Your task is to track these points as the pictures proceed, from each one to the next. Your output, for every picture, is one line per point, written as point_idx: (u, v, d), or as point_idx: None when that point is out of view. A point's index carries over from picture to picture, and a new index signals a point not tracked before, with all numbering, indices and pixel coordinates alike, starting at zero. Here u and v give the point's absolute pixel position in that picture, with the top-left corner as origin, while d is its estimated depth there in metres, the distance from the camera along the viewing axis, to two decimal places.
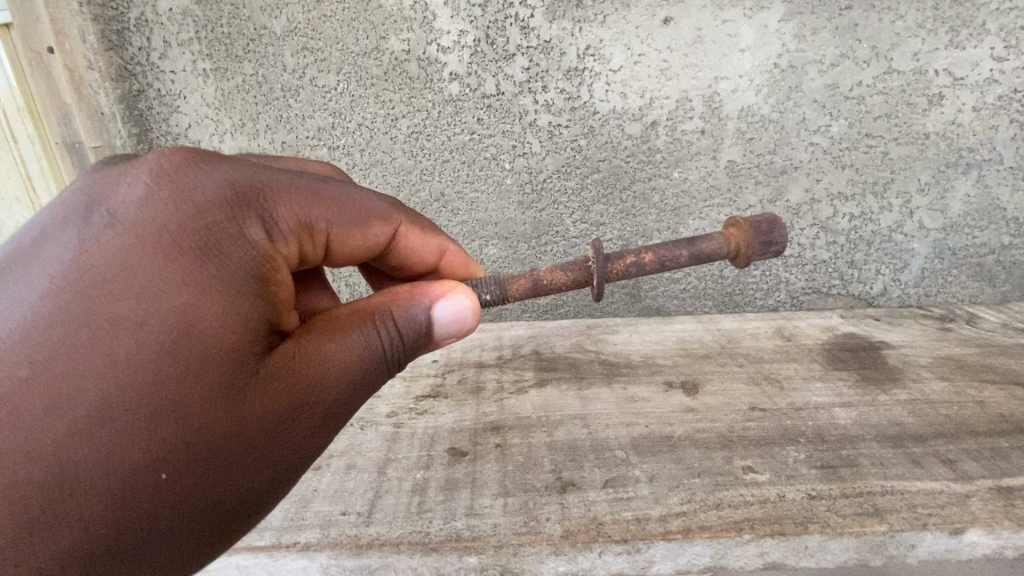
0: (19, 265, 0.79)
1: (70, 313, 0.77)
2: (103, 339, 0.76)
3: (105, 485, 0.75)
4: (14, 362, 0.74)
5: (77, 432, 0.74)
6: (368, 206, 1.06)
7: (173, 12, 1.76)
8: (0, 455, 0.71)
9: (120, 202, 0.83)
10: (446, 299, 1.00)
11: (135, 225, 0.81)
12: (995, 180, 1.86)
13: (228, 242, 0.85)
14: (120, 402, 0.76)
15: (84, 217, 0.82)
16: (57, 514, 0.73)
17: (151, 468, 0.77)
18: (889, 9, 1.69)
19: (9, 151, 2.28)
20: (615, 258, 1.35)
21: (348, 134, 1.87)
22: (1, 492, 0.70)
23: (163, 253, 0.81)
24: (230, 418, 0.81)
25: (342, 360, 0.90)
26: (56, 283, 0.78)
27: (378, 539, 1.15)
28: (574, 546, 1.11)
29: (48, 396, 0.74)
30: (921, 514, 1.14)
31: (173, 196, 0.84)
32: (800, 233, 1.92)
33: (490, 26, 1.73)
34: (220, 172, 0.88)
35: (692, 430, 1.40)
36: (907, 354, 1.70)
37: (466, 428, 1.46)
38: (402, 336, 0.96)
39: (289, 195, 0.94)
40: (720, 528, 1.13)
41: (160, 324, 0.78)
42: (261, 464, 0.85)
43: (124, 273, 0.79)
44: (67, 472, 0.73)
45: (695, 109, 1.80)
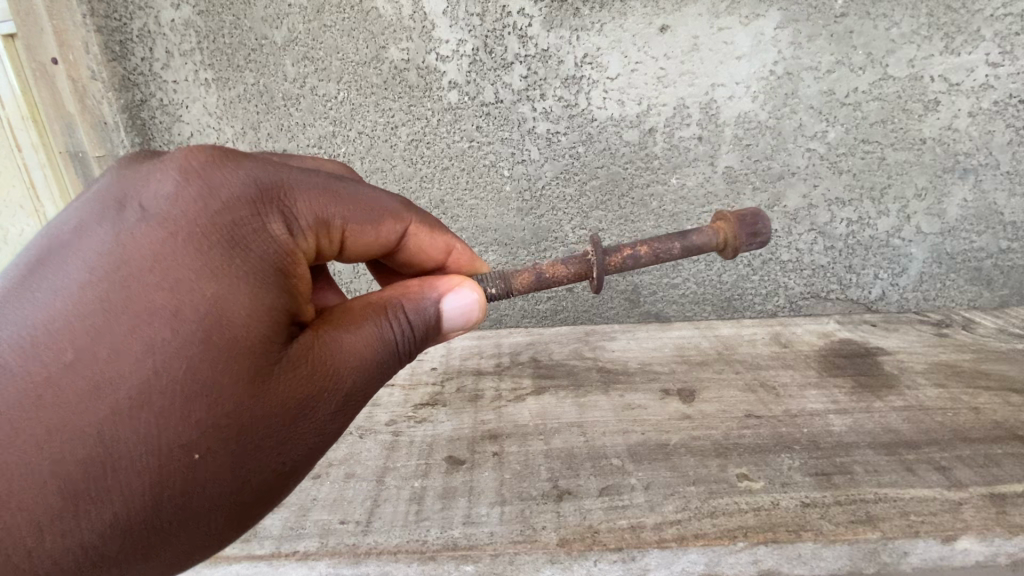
0: (57, 255, 0.81)
1: (106, 302, 0.78)
2: (139, 327, 0.78)
3: (143, 465, 0.78)
4: (56, 348, 0.76)
5: (116, 414, 0.77)
6: (381, 204, 1.06)
7: (176, 23, 1.79)
8: (48, 433, 0.74)
9: (151, 196, 0.85)
10: (454, 292, 1.01)
11: (167, 219, 0.84)
12: (992, 185, 1.87)
13: (253, 237, 0.87)
14: (155, 387, 0.78)
15: (117, 210, 0.84)
16: (98, 489, 0.77)
17: (186, 449, 0.80)
18: (884, 16, 1.71)
19: (14, 158, 2.31)
20: (614, 249, 1.36)
21: (348, 142, 1.89)
22: (50, 467, 0.74)
23: (194, 246, 0.83)
24: (256, 403, 0.83)
25: (357, 349, 0.92)
26: (92, 272, 0.80)
27: (376, 548, 1.17)
28: (570, 554, 1.13)
29: (89, 381, 0.76)
30: (914, 522, 1.15)
31: (202, 192, 0.86)
32: (798, 239, 1.94)
33: (489, 34, 1.75)
34: (244, 170, 0.90)
35: (687, 438, 1.41)
36: (904, 361, 1.71)
37: (465, 435, 1.47)
38: (413, 327, 0.97)
39: (307, 193, 0.95)
40: (714, 536, 1.14)
41: (192, 312, 0.80)
42: (284, 447, 0.88)
43: (158, 265, 0.81)
44: (108, 451, 0.77)
45: (692, 116, 1.82)
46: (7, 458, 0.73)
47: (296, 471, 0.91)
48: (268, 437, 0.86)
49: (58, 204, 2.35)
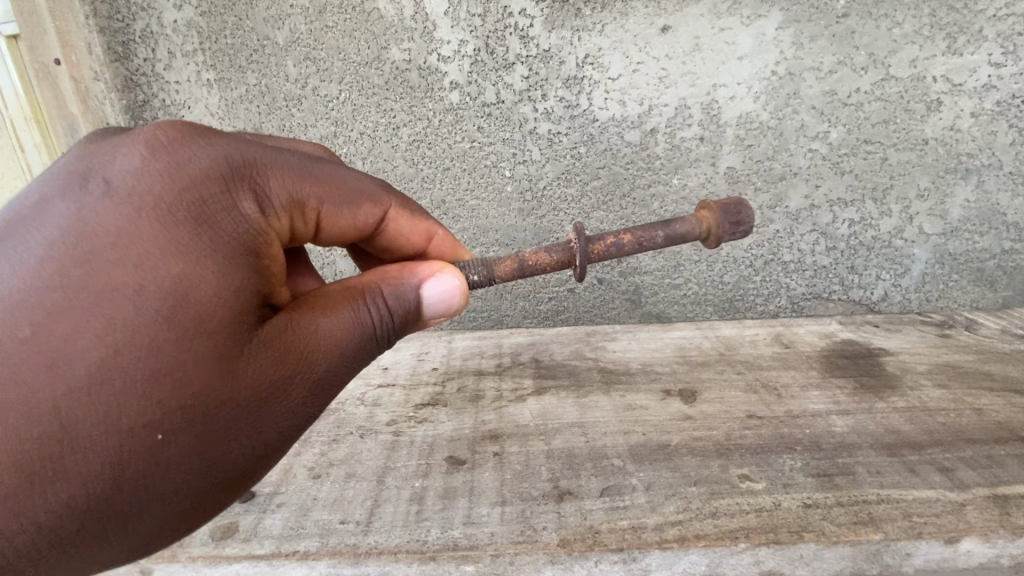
0: (19, 229, 0.82)
1: (66, 279, 0.79)
2: (101, 304, 0.79)
3: (105, 441, 0.78)
4: (16, 324, 0.77)
5: (78, 391, 0.77)
6: (359, 188, 1.07)
7: (178, 24, 1.80)
8: (5, 410, 0.74)
9: (115, 171, 0.84)
10: (434, 278, 1.02)
11: (131, 194, 0.83)
12: (995, 185, 1.86)
13: (221, 215, 0.87)
14: (116, 365, 0.78)
15: (80, 184, 0.84)
16: (59, 467, 0.77)
17: (148, 428, 0.80)
18: (886, 16, 1.71)
19: (17, 159, 2.32)
20: (596, 240, 1.36)
21: (350, 143, 1.89)
22: (8, 443, 0.75)
23: (159, 222, 0.83)
24: (224, 383, 0.83)
25: (333, 333, 0.92)
26: (53, 248, 0.80)
27: (376, 548, 1.16)
28: (571, 554, 1.12)
29: (50, 356, 0.76)
30: (917, 523, 1.14)
31: (169, 167, 0.86)
32: (800, 240, 1.93)
33: (489, 35, 1.75)
34: (213, 147, 0.89)
35: (689, 438, 1.41)
36: (906, 361, 1.71)
37: (465, 436, 1.47)
38: (391, 312, 0.97)
39: (280, 172, 0.95)
40: (716, 537, 1.13)
41: (157, 290, 0.80)
42: (255, 428, 0.88)
43: (120, 240, 0.81)
44: (69, 428, 0.77)
45: (694, 116, 1.82)
46: None
47: (268, 453, 0.91)
48: (241, 418, 0.86)
49: None
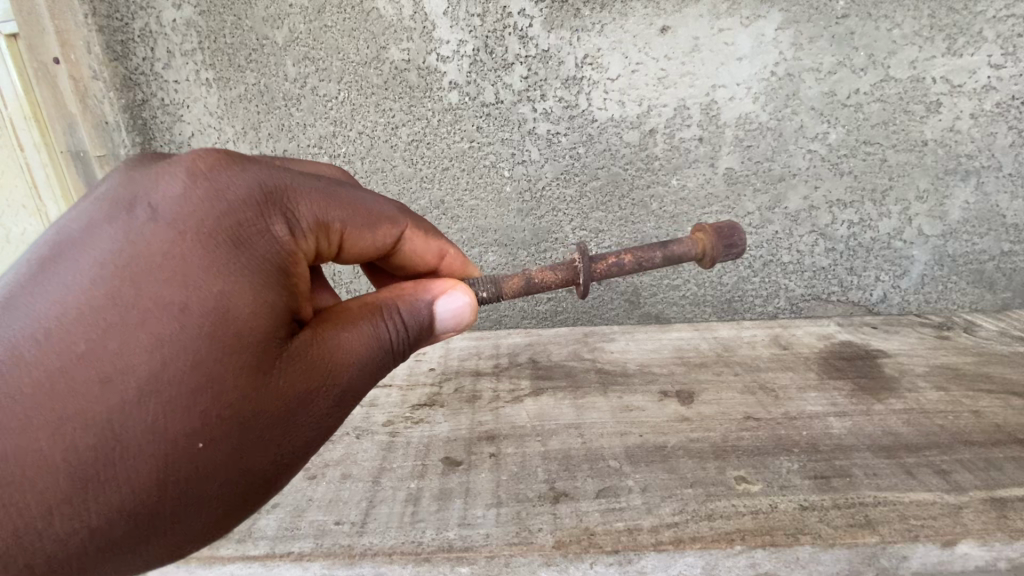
0: (66, 253, 0.81)
1: (115, 299, 0.78)
2: (147, 322, 0.78)
3: (149, 451, 0.78)
4: (69, 342, 0.76)
5: (127, 403, 0.77)
6: (378, 209, 1.06)
7: (177, 22, 1.80)
8: (62, 419, 0.75)
9: (158, 197, 0.84)
10: (447, 295, 1.02)
11: (174, 219, 0.83)
12: (994, 187, 1.86)
13: (258, 237, 0.87)
14: (163, 378, 0.78)
15: (125, 208, 0.83)
16: (108, 475, 0.77)
17: (190, 439, 0.80)
18: (886, 17, 1.70)
19: (15, 158, 2.31)
20: (601, 259, 1.38)
21: (348, 142, 1.89)
22: (62, 453, 0.75)
23: (200, 244, 0.82)
24: (257, 394, 0.83)
25: (353, 348, 0.92)
26: (101, 269, 0.79)
27: (370, 549, 1.16)
28: (566, 556, 1.12)
29: (97, 372, 0.76)
30: (913, 526, 1.14)
31: (208, 193, 0.86)
32: (799, 241, 1.93)
33: (489, 35, 1.74)
34: (249, 173, 0.90)
35: (686, 440, 1.40)
36: (904, 363, 1.70)
37: (462, 437, 1.47)
38: (407, 328, 0.97)
39: (309, 197, 0.95)
40: (712, 539, 1.13)
41: (200, 308, 0.80)
42: (282, 437, 0.87)
43: (166, 262, 0.81)
44: (115, 438, 0.77)
45: (692, 117, 1.81)
46: (24, 442, 0.74)
47: (293, 464, 0.91)
48: (268, 429, 0.85)
49: (61, 205, 2.37)
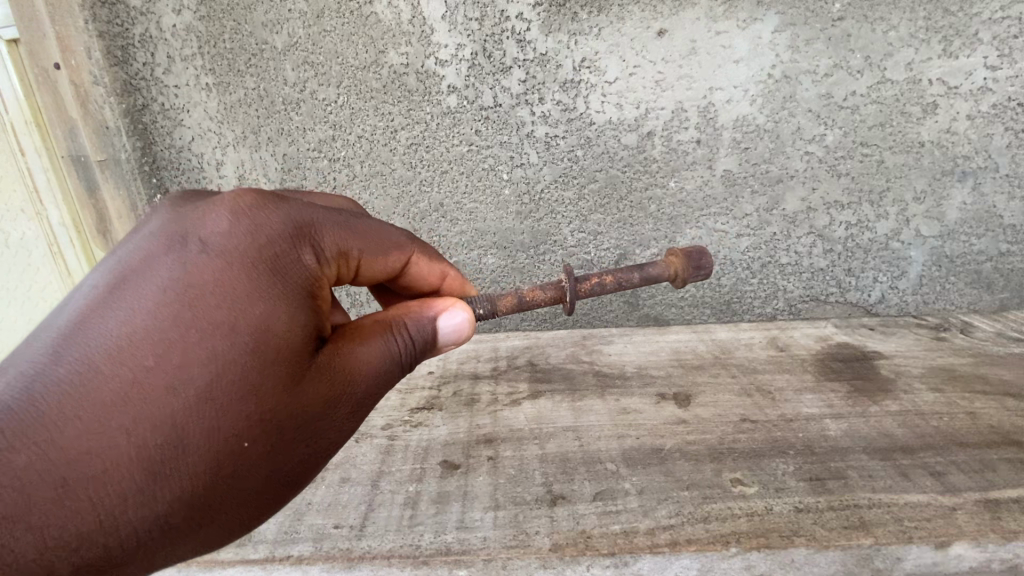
0: (128, 278, 0.84)
1: (176, 318, 0.82)
2: (203, 339, 0.81)
3: (201, 451, 0.80)
4: (133, 357, 0.79)
5: (188, 408, 0.79)
6: (391, 236, 1.08)
7: (177, 28, 1.81)
8: (129, 420, 0.77)
9: (211, 230, 0.89)
10: (447, 311, 1.02)
11: (225, 249, 0.87)
12: (991, 188, 1.87)
13: (291, 264, 0.90)
14: (218, 387, 0.81)
15: (180, 240, 0.88)
16: (169, 472, 0.79)
17: (236, 440, 0.82)
18: (882, 19, 1.71)
19: (17, 161, 2.32)
20: (583, 279, 1.39)
21: (348, 146, 1.90)
22: (131, 450, 0.77)
23: (248, 271, 0.86)
24: (289, 400, 0.85)
25: (365, 362, 0.92)
26: (163, 291, 0.83)
27: (368, 552, 1.17)
28: (562, 559, 1.13)
29: (158, 384, 0.79)
30: (908, 528, 1.15)
31: (252, 227, 0.90)
32: (797, 242, 1.94)
33: (487, 39, 1.75)
34: (285, 208, 0.94)
35: (682, 442, 1.41)
36: (900, 364, 1.71)
37: (460, 440, 1.48)
38: (413, 342, 0.98)
39: (333, 228, 0.98)
40: (707, 541, 1.13)
41: (249, 325, 0.83)
42: (306, 443, 0.89)
43: (219, 287, 0.84)
44: (172, 441, 0.78)
45: (690, 119, 1.82)
46: (97, 442, 0.76)
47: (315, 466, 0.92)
48: (292, 436, 0.87)
49: (62, 208, 2.39)
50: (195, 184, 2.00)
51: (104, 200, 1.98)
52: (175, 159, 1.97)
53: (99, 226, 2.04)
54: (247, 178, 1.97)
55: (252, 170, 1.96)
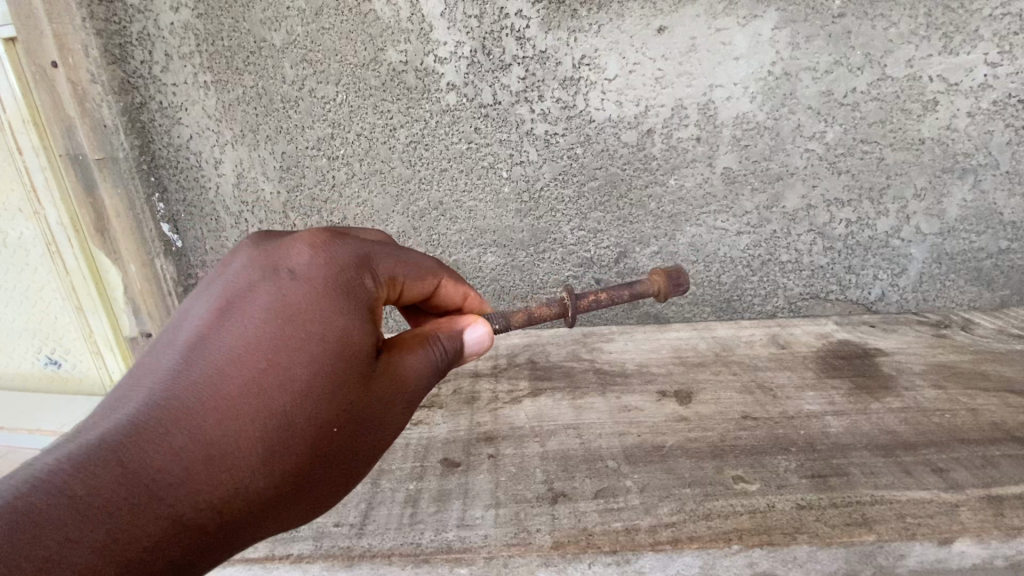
0: (233, 303, 0.92)
1: (277, 333, 0.88)
2: (300, 350, 0.88)
3: (296, 448, 0.85)
4: (243, 367, 0.85)
5: (289, 408, 0.85)
6: (429, 262, 1.16)
7: (175, 25, 1.79)
8: (241, 419, 0.83)
9: (296, 260, 0.97)
10: (472, 325, 1.10)
11: (311, 274, 0.95)
12: (991, 185, 1.86)
13: (362, 286, 0.98)
14: (314, 389, 0.87)
15: (272, 270, 0.96)
16: (272, 465, 0.84)
17: (325, 435, 0.88)
18: (882, 16, 1.70)
19: (14, 162, 2.31)
20: (583, 296, 1.48)
21: (348, 144, 1.89)
22: (243, 444, 0.82)
23: (331, 293, 0.93)
24: (364, 401, 0.91)
25: (410, 369, 0.98)
26: (264, 311, 0.90)
27: (369, 551, 1.16)
28: (564, 557, 1.12)
29: (264, 390, 0.85)
30: (910, 524, 1.14)
31: (331, 256, 0.98)
32: (797, 239, 1.93)
33: (486, 37, 1.75)
34: (352, 241, 1.03)
35: (683, 440, 1.41)
36: (901, 361, 1.71)
37: (460, 438, 1.47)
38: (447, 351, 1.05)
39: (387, 257, 1.06)
40: (709, 538, 1.13)
41: (335, 336, 0.90)
42: (368, 442, 0.94)
43: (309, 305, 0.91)
44: (272, 440, 0.84)
45: (689, 117, 1.82)
46: (214, 439, 0.81)
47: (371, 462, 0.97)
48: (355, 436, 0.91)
49: (60, 208, 2.38)
50: (194, 182, 1.99)
51: (102, 200, 1.97)
52: (173, 158, 1.96)
53: (97, 225, 2.03)
54: (246, 176, 1.96)
55: (252, 169, 1.95)
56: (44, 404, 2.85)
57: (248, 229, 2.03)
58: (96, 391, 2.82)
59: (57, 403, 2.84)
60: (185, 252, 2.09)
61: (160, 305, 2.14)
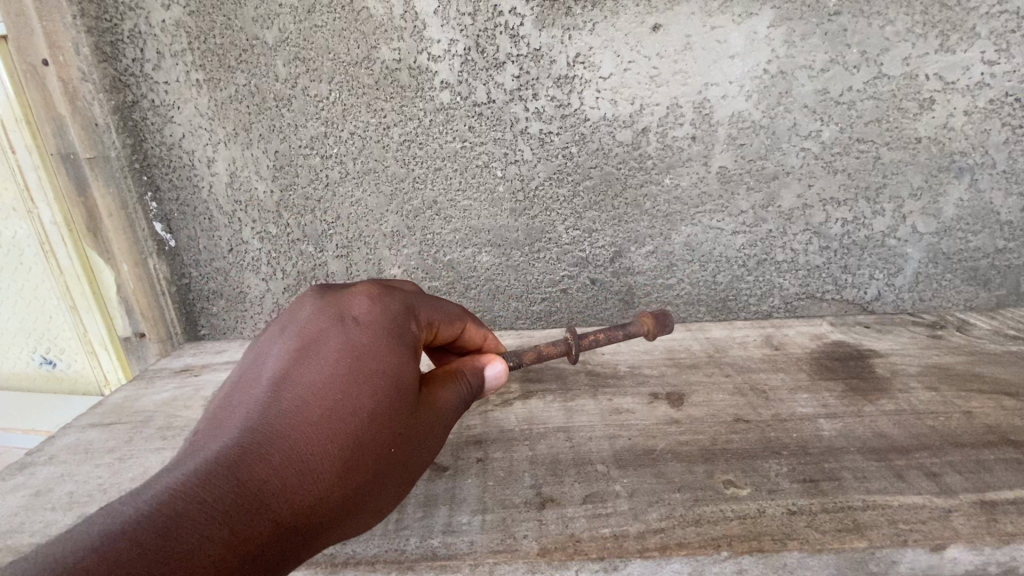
0: (306, 345, 1.08)
1: (346, 368, 1.03)
2: (365, 381, 1.02)
3: (363, 462, 0.97)
4: (319, 397, 1.00)
5: (357, 430, 0.98)
6: (456, 310, 1.34)
7: (166, 23, 1.77)
8: (318, 440, 0.95)
9: (357, 310, 1.14)
10: (490, 363, 1.24)
11: (370, 320, 1.12)
12: (988, 184, 1.85)
13: (408, 328, 1.16)
14: (377, 413, 1.00)
15: (338, 317, 1.13)
16: (343, 479, 0.95)
17: (386, 449, 1.00)
18: (879, 14, 1.68)
19: (7, 160, 2.28)
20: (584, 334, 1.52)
21: (341, 143, 1.87)
22: (320, 463, 0.94)
23: (387, 335, 1.10)
24: (416, 419, 1.06)
25: (445, 400, 1.12)
26: (334, 350, 1.06)
27: (353, 558, 1.14)
28: (551, 564, 1.11)
29: (336, 416, 0.98)
30: (902, 530, 1.13)
31: (384, 306, 1.16)
32: (793, 239, 1.92)
33: (480, 34, 1.73)
34: (398, 295, 1.21)
35: (675, 443, 1.39)
36: (896, 363, 1.70)
37: (449, 441, 1.45)
38: (472, 385, 1.19)
39: (426, 306, 1.24)
40: (698, 545, 1.12)
41: (393, 369, 1.05)
42: (415, 462, 1.05)
43: (370, 344, 1.07)
44: (343, 460, 0.96)
45: (685, 115, 1.80)
46: (297, 458, 0.93)
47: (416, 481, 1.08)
48: (406, 457, 1.03)
49: (54, 207, 2.36)
50: (185, 181, 1.97)
51: (94, 199, 1.95)
52: (165, 156, 1.94)
53: (89, 225, 2.00)
54: (238, 175, 1.94)
55: (244, 168, 1.93)
56: (39, 403, 2.83)
57: (240, 228, 2.01)
58: (91, 391, 2.81)
59: (50, 402, 2.83)
60: (178, 252, 2.06)
61: (152, 306, 2.11)
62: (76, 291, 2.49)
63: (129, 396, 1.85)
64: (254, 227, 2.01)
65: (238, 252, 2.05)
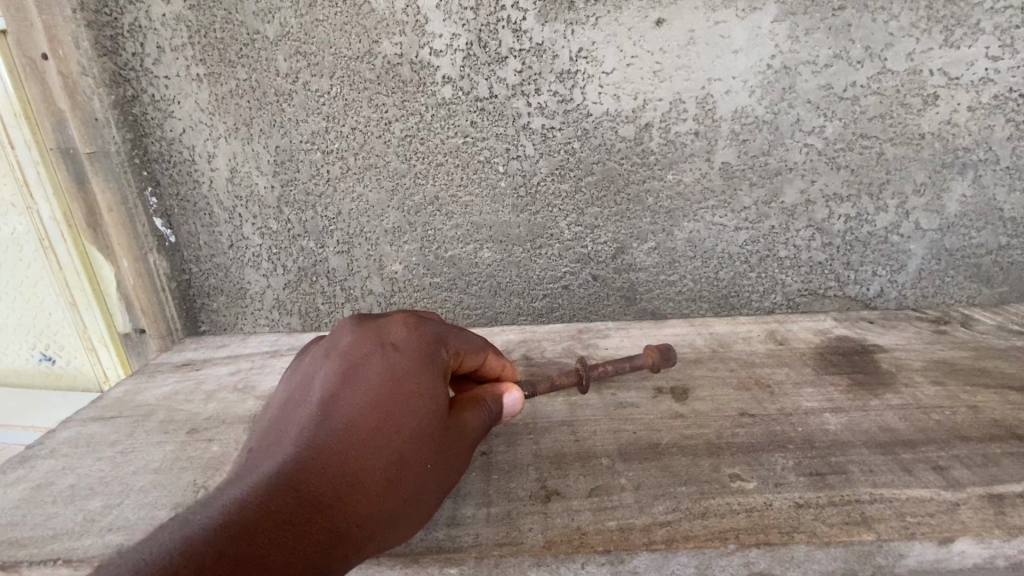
0: (349, 369, 1.11)
1: (387, 392, 1.07)
2: (406, 405, 1.06)
3: (404, 480, 1.01)
4: (364, 420, 1.03)
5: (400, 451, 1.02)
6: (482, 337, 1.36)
7: (167, 17, 1.76)
8: (363, 460, 0.99)
9: (395, 335, 1.18)
10: (507, 389, 1.25)
11: (407, 347, 1.16)
12: (992, 180, 1.84)
13: (440, 354, 1.19)
14: (417, 435, 1.05)
15: (378, 342, 1.16)
16: (387, 497, 0.99)
17: (424, 470, 1.04)
18: (883, 9, 1.67)
19: (7, 156, 2.27)
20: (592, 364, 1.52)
21: (343, 138, 1.86)
22: (366, 481, 0.98)
23: (423, 361, 1.14)
24: (450, 440, 1.09)
25: (470, 425, 1.14)
26: (376, 374, 1.09)
27: None
28: (556, 557, 1.10)
29: (380, 438, 1.02)
30: (910, 523, 1.12)
31: (419, 333, 1.20)
32: (796, 235, 1.91)
33: (482, 29, 1.71)
34: (431, 324, 1.25)
35: (680, 438, 1.38)
36: (900, 358, 1.69)
37: None
38: (493, 411, 1.20)
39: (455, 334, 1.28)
40: (705, 538, 1.11)
41: (430, 394, 1.10)
42: (449, 482, 1.09)
43: (410, 370, 1.11)
44: (387, 480, 0.99)
45: (688, 111, 1.79)
46: (345, 476, 0.97)
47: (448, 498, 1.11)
48: (440, 476, 1.06)
49: (54, 204, 2.35)
50: (186, 176, 1.96)
51: (93, 194, 1.94)
52: (165, 151, 1.93)
53: (88, 220, 1.99)
54: (239, 170, 1.93)
55: (245, 163, 1.92)
56: (39, 400, 2.83)
57: (241, 223, 2.00)
58: (90, 388, 2.80)
59: (49, 399, 2.82)
60: (179, 248, 2.05)
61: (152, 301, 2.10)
62: (75, 287, 2.48)
63: (129, 391, 1.84)
64: (255, 222, 2.00)
65: (238, 248, 2.04)
